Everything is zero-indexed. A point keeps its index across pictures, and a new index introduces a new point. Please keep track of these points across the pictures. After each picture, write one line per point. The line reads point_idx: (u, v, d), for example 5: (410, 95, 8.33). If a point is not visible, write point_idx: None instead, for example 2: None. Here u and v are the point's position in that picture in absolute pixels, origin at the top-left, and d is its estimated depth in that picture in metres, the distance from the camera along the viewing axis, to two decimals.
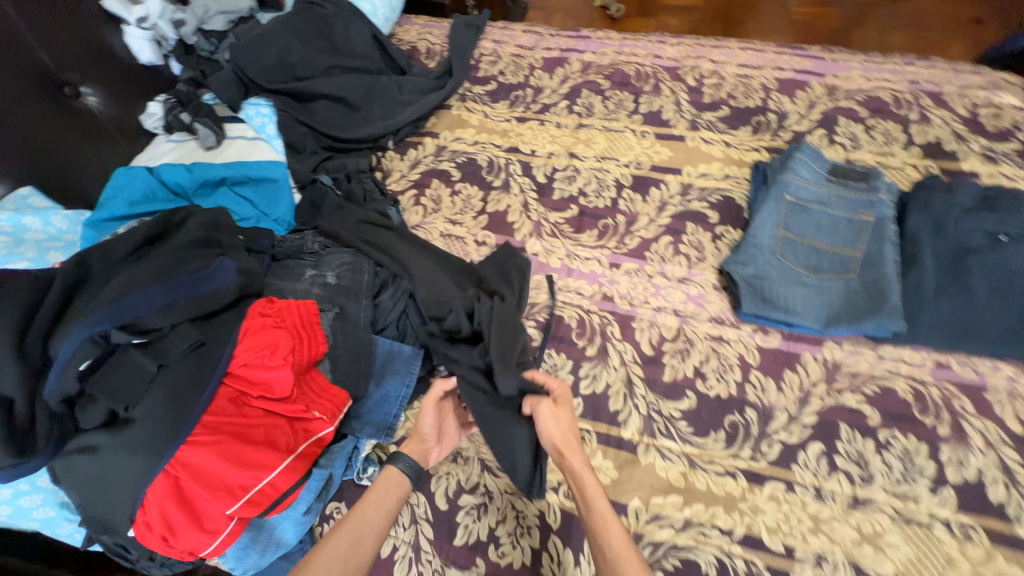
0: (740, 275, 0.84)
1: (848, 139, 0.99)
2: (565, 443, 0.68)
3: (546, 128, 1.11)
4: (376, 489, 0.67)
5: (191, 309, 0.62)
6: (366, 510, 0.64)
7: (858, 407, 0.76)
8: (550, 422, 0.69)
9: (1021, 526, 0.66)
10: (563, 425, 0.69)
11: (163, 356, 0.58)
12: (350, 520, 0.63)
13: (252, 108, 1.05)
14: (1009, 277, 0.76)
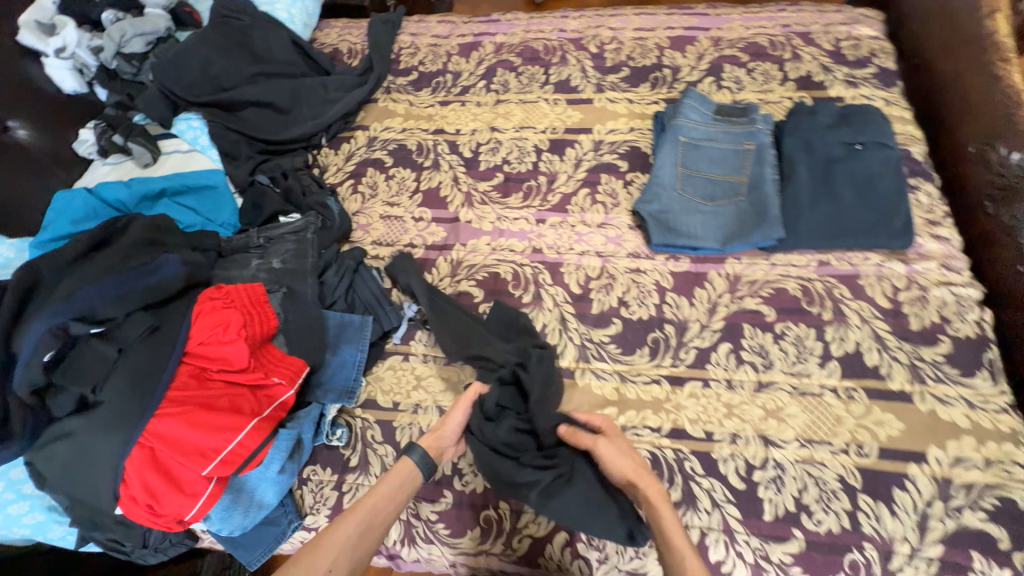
0: (648, 213, 0.95)
1: (733, 83, 1.11)
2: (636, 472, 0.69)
3: (467, 107, 1.19)
4: (386, 482, 0.72)
5: (141, 298, 0.69)
6: (376, 503, 0.69)
7: (758, 308, 0.87)
8: (615, 455, 0.71)
9: (891, 381, 0.79)
10: (626, 456, 0.71)
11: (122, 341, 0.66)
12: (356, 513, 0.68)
13: (182, 123, 1.10)
14: (866, 179, 0.89)
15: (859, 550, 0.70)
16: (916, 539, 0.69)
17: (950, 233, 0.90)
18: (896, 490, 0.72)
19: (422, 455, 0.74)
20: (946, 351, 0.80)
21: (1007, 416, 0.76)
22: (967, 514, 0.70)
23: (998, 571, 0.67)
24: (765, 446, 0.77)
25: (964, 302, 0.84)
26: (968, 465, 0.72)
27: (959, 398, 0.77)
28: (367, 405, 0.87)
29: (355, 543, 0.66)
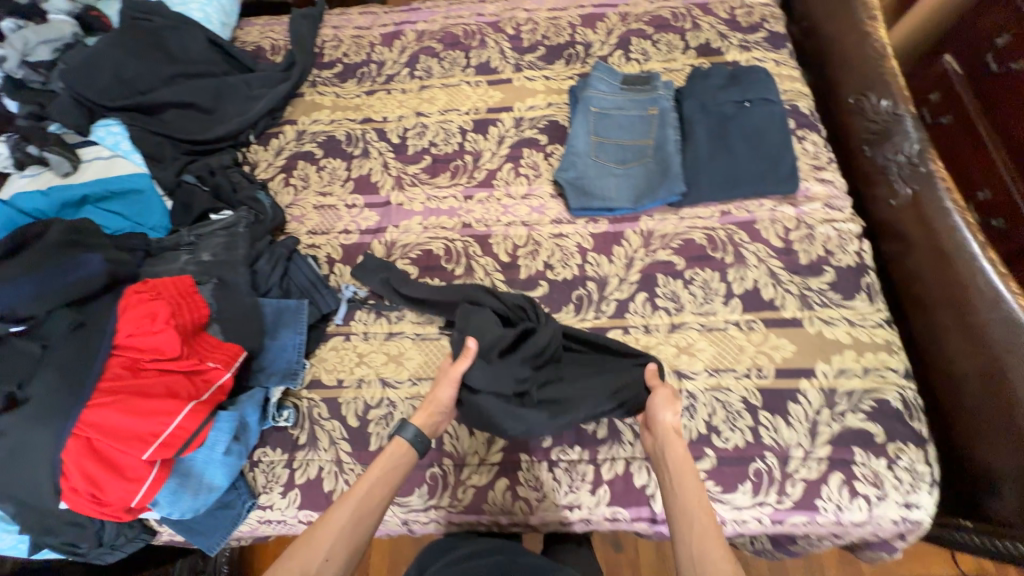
0: (565, 180, 1.01)
1: (640, 54, 1.18)
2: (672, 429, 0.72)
3: (393, 95, 1.22)
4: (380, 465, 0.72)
5: (60, 296, 0.71)
6: (370, 487, 0.69)
7: (669, 259, 0.95)
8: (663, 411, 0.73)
9: (784, 310, 0.88)
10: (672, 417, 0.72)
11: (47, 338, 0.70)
12: (350, 500, 0.67)
13: (102, 129, 1.08)
14: (755, 134, 0.98)
15: (761, 459, 0.78)
16: (809, 444, 0.78)
17: (833, 176, 1.00)
18: (791, 403, 0.81)
19: (415, 432, 0.75)
20: (830, 279, 0.90)
21: (883, 330, 0.86)
22: (850, 416, 0.79)
23: (875, 460, 0.77)
24: (678, 379, 0.85)
25: (845, 235, 0.94)
26: (849, 374, 0.82)
27: (842, 319, 0.87)
28: (312, 385, 0.90)
29: (351, 529, 0.65)
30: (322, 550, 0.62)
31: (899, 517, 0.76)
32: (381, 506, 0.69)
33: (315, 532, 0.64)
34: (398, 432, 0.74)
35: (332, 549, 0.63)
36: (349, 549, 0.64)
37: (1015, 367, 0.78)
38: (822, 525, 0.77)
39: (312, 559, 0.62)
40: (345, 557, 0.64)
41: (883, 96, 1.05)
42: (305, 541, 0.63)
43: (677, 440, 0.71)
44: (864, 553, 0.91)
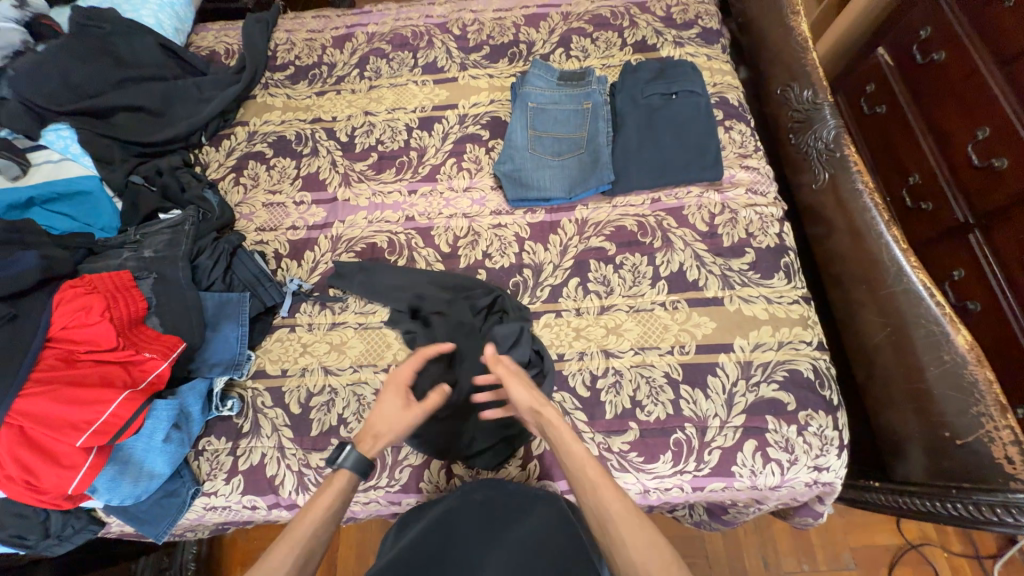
0: (502, 173, 1.06)
1: (580, 52, 1.23)
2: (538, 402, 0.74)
3: (342, 95, 1.25)
4: (325, 501, 0.65)
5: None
6: (315, 526, 0.62)
7: (602, 245, 0.99)
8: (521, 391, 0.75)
9: (707, 290, 0.93)
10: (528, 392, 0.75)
11: None
12: (293, 541, 0.60)
13: (52, 134, 1.10)
14: (679, 125, 1.04)
15: (681, 430, 0.83)
16: (725, 414, 0.83)
17: (758, 163, 1.05)
18: (710, 377, 0.86)
19: (358, 459, 0.69)
20: (751, 260, 0.95)
21: (799, 306, 0.91)
22: (763, 387, 0.84)
23: (786, 428, 0.82)
24: (606, 358, 0.89)
25: (767, 219, 0.99)
26: (765, 348, 0.87)
27: (760, 296, 0.92)
28: (256, 375, 0.93)
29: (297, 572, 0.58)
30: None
31: (812, 481, 0.82)
32: (325, 543, 0.63)
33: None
34: (341, 463, 0.68)
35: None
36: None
37: (913, 328, 0.82)
38: (740, 490, 0.83)
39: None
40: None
41: (806, 87, 1.08)
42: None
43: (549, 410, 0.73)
44: (794, 519, 0.95)
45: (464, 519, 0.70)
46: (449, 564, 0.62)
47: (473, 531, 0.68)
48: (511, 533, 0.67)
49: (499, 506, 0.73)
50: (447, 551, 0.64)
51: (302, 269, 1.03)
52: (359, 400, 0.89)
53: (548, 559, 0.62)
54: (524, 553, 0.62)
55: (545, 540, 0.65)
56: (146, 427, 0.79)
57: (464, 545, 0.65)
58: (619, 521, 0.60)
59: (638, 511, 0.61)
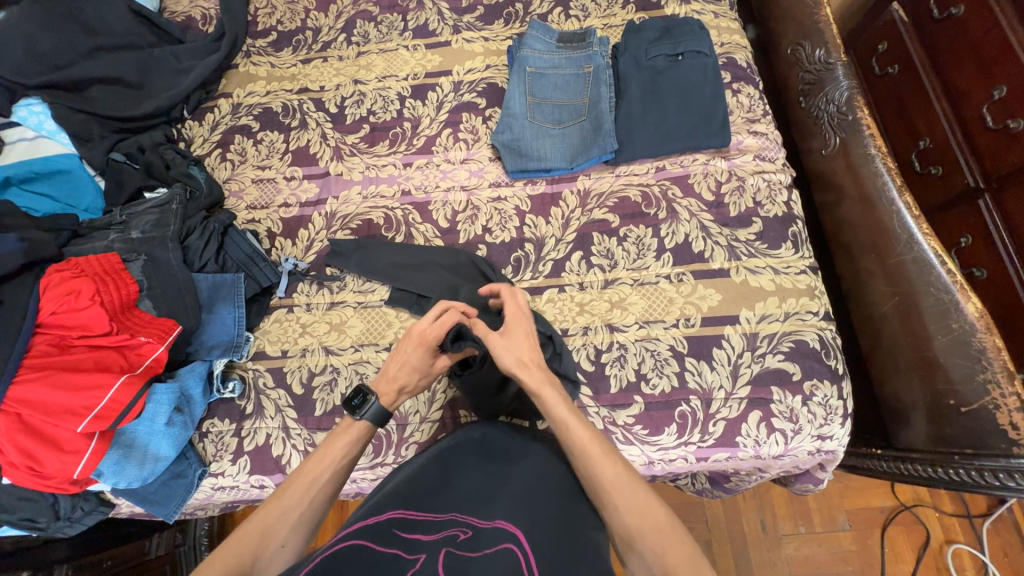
0: (500, 143, 1.02)
1: (580, 11, 1.15)
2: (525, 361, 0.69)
3: (329, 63, 1.18)
4: (338, 451, 0.66)
5: None
6: (326, 475, 0.64)
7: (605, 217, 0.96)
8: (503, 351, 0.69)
9: (713, 262, 0.91)
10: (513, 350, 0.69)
11: None
12: (306, 483, 0.63)
13: (23, 109, 1.04)
14: (684, 89, 0.99)
15: (686, 402, 0.83)
16: (730, 385, 0.83)
17: (766, 128, 1.00)
18: (715, 349, 0.85)
19: (376, 413, 0.69)
20: (758, 230, 0.93)
21: (806, 276, 0.89)
22: (769, 357, 0.84)
23: (791, 398, 0.82)
24: (610, 332, 0.88)
25: (775, 186, 0.96)
26: (771, 319, 0.86)
27: (766, 267, 0.90)
28: (257, 356, 0.92)
29: (307, 513, 0.62)
30: (282, 534, 0.60)
31: (814, 449, 0.83)
32: (337, 487, 0.66)
33: (270, 507, 0.61)
34: (360, 412, 0.69)
35: (290, 531, 0.61)
36: (307, 530, 0.62)
37: (922, 297, 0.81)
38: (743, 459, 0.83)
39: (269, 542, 0.59)
40: (301, 539, 0.61)
41: (818, 45, 1.02)
42: (264, 515, 0.61)
43: (541, 374, 0.68)
44: (794, 485, 0.97)
45: (465, 451, 0.68)
46: (455, 492, 0.62)
47: (475, 462, 0.67)
48: (515, 469, 0.66)
49: (499, 443, 0.70)
50: (449, 480, 0.63)
51: (297, 247, 1.00)
52: (362, 379, 0.88)
53: (552, 499, 0.63)
54: (528, 492, 0.63)
55: (547, 479, 0.65)
56: (148, 410, 0.77)
57: (466, 476, 0.65)
58: (615, 492, 0.59)
59: (634, 480, 0.60)
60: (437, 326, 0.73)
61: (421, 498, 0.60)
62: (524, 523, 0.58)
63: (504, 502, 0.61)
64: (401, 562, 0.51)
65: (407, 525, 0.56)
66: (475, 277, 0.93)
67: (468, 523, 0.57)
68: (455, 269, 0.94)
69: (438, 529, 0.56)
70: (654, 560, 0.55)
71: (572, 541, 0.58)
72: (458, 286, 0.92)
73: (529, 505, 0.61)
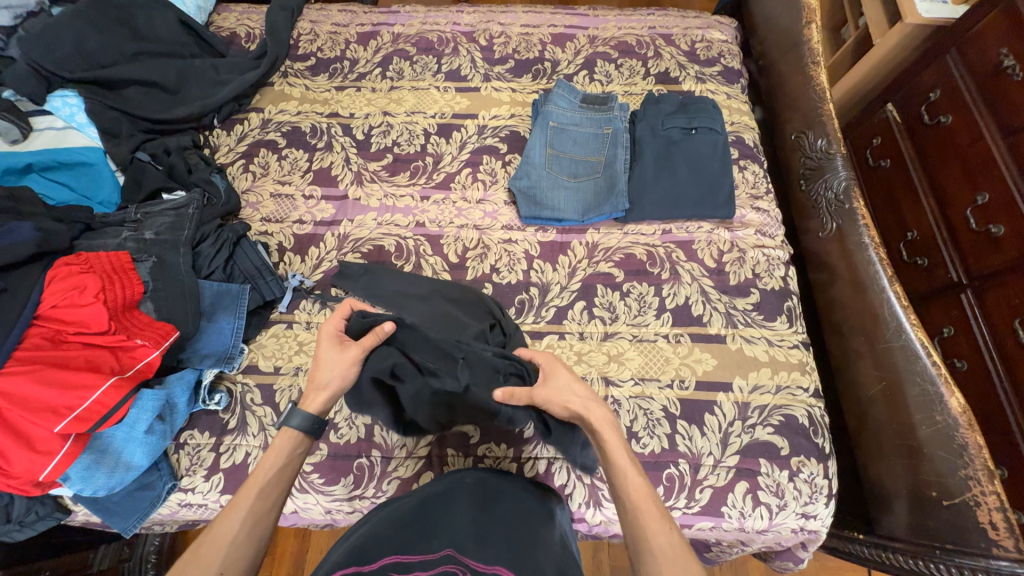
0: (517, 189, 1.06)
1: (604, 76, 1.23)
2: (584, 402, 0.69)
3: (362, 93, 1.23)
4: (268, 463, 0.63)
5: None
6: (261, 489, 0.61)
7: (610, 271, 0.99)
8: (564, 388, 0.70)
9: (710, 327, 0.94)
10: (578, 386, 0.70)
11: None
12: (239, 504, 0.59)
13: (57, 100, 1.07)
14: (695, 160, 1.05)
15: (675, 465, 0.83)
16: (719, 453, 0.84)
17: (769, 205, 1.06)
18: (707, 414, 0.86)
19: (304, 418, 0.68)
20: (755, 301, 0.96)
21: (798, 351, 0.92)
22: (758, 429, 0.85)
23: (778, 472, 0.83)
24: (606, 385, 0.89)
25: (774, 261, 1.00)
26: (763, 390, 0.88)
27: (762, 338, 0.93)
28: (247, 370, 0.90)
29: (247, 534, 0.57)
30: (218, 561, 0.54)
31: (798, 527, 0.82)
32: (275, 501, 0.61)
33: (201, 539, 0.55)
34: (285, 424, 0.67)
35: (230, 558, 0.55)
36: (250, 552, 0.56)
37: (908, 386, 0.83)
38: (727, 530, 0.83)
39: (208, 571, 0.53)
40: (245, 563, 0.56)
41: (820, 136, 1.10)
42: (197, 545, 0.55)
43: (598, 414, 0.67)
44: (774, 561, 0.96)
45: (458, 497, 0.68)
46: (448, 529, 0.60)
47: (468, 508, 0.65)
48: (509, 514, 0.64)
49: (493, 484, 0.71)
50: (443, 520, 0.62)
51: (305, 265, 1.01)
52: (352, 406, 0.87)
53: (550, 539, 0.60)
54: (525, 534, 0.60)
55: (535, 521, 0.63)
56: (129, 417, 0.76)
57: (461, 517, 0.62)
58: (663, 557, 0.53)
59: (684, 547, 0.54)
60: (334, 318, 0.76)
61: (414, 543, 0.56)
62: (524, 566, 0.53)
63: (500, 542, 0.57)
64: None
65: (401, 566, 0.52)
66: (479, 314, 0.93)
67: (465, 562, 0.53)
68: (461, 305, 0.94)
69: (431, 566, 0.52)
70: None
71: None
72: (462, 319, 0.91)
73: (527, 546, 0.57)
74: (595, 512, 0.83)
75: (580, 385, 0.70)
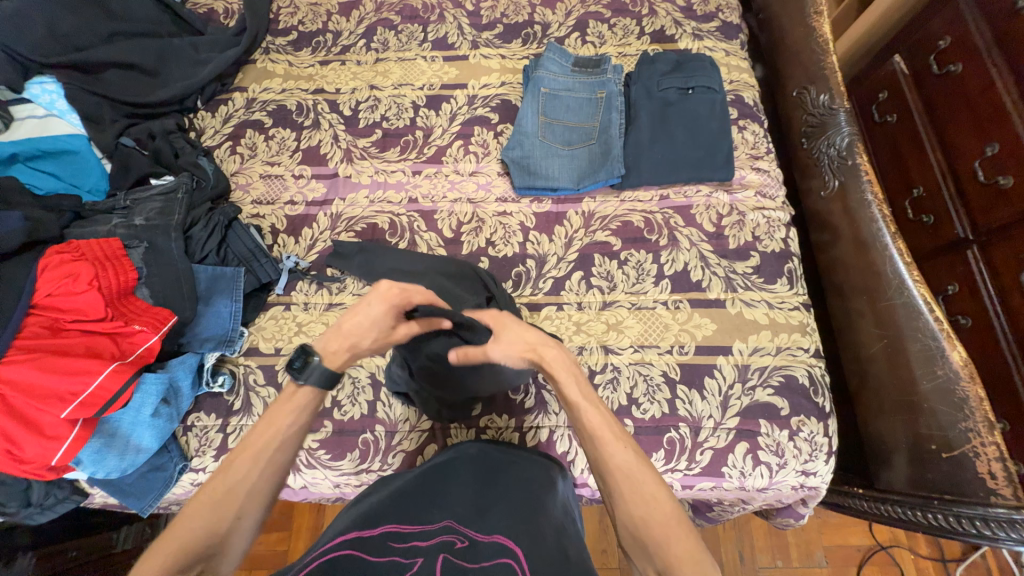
0: (510, 159, 1.03)
1: (596, 37, 1.18)
2: (535, 343, 0.68)
3: (347, 67, 1.19)
4: (287, 418, 0.61)
5: None
6: (277, 443, 0.59)
7: (607, 240, 0.98)
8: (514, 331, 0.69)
9: (710, 292, 0.93)
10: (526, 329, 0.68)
11: None
12: (254, 455, 0.57)
13: (36, 87, 1.04)
14: (693, 120, 1.02)
15: (675, 429, 0.84)
16: (719, 415, 0.84)
17: (769, 165, 1.03)
18: (707, 378, 0.86)
19: (320, 377, 0.63)
20: (755, 264, 0.95)
21: (799, 312, 0.91)
22: (759, 391, 0.85)
23: (778, 432, 0.83)
24: (605, 354, 0.89)
25: (774, 223, 0.98)
26: (763, 352, 0.88)
27: (761, 301, 0.92)
28: (249, 352, 0.91)
29: (261, 484, 0.57)
30: (233, 507, 0.54)
31: (798, 484, 0.84)
32: (292, 454, 0.60)
33: (217, 482, 0.55)
34: (303, 378, 0.63)
35: (246, 504, 0.55)
36: (264, 498, 0.57)
37: (910, 341, 0.83)
38: (727, 489, 0.84)
39: (224, 516, 0.54)
40: (260, 509, 0.56)
41: (823, 90, 1.06)
42: (212, 491, 0.55)
43: (557, 348, 0.68)
44: (775, 518, 0.98)
45: (459, 467, 0.68)
46: (448, 499, 0.61)
47: (471, 480, 0.66)
48: (511, 486, 0.64)
49: (494, 455, 0.72)
50: (443, 491, 0.63)
51: (299, 246, 1.00)
52: (354, 383, 0.88)
53: (550, 507, 0.61)
54: (526, 503, 0.61)
55: (538, 491, 0.64)
56: (134, 401, 0.77)
57: (462, 489, 0.63)
58: (621, 476, 0.57)
59: (643, 464, 0.58)
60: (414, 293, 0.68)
61: (414, 511, 0.58)
62: (522, 537, 0.54)
63: (501, 514, 0.57)
64: (396, 566, 0.48)
65: (400, 535, 0.53)
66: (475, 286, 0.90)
67: (465, 532, 0.54)
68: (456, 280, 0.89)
69: (431, 536, 0.53)
70: (660, 554, 0.51)
71: (566, 542, 0.56)
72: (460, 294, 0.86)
73: (530, 518, 0.58)
74: None
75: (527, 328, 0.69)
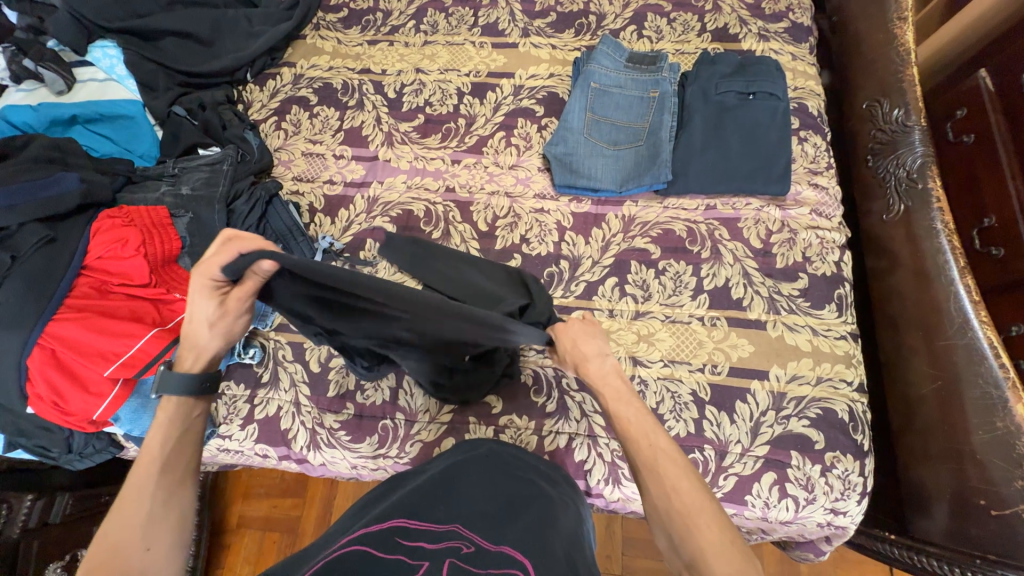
0: (552, 155, 1.00)
1: (654, 32, 1.12)
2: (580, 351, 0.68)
3: (394, 48, 1.18)
4: (163, 434, 0.60)
5: (37, 210, 0.78)
6: (164, 460, 0.57)
7: (645, 247, 0.94)
8: (565, 337, 0.70)
9: (750, 311, 0.88)
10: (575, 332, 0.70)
11: (16, 249, 0.76)
12: (145, 479, 0.55)
13: (98, 50, 1.07)
14: (751, 127, 0.96)
15: (700, 451, 0.81)
16: (748, 441, 0.81)
17: (828, 182, 0.96)
18: (739, 402, 0.83)
19: (187, 382, 0.62)
20: (803, 286, 0.89)
21: (845, 342, 0.86)
22: (793, 421, 0.81)
23: (809, 466, 0.79)
24: (633, 365, 0.86)
25: (827, 244, 0.92)
26: (802, 381, 0.83)
27: (806, 326, 0.87)
28: (280, 327, 0.93)
29: (162, 504, 0.55)
30: (141, 537, 0.52)
31: (825, 522, 0.80)
32: (186, 467, 0.59)
33: (110, 525, 0.52)
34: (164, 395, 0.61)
35: (150, 532, 0.53)
36: (168, 519, 0.55)
37: (967, 387, 0.77)
38: (748, 518, 0.81)
39: (130, 553, 0.51)
40: (173, 528, 0.55)
41: (897, 105, 0.98)
42: (106, 535, 0.52)
43: (590, 347, 0.68)
44: (793, 551, 0.94)
45: (470, 466, 0.68)
46: (457, 499, 0.61)
47: (479, 479, 0.66)
48: (519, 489, 0.64)
49: (505, 457, 0.71)
50: (453, 490, 0.62)
51: (335, 226, 1.01)
52: None
53: (560, 518, 0.60)
54: (537, 511, 0.60)
55: (549, 501, 0.63)
56: None
57: (472, 490, 0.63)
58: (648, 470, 0.55)
59: (674, 457, 0.55)
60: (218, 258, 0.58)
61: (422, 508, 0.58)
62: (531, 546, 0.53)
63: (509, 521, 0.57)
64: (403, 566, 0.48)
65: (408, 532, 0.53)
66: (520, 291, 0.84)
67: (471, 538, 0.53)
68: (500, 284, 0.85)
69: (438, 538, 0.52)
70: (685, 542, 0.50)
71: (576, 554, 0.54)
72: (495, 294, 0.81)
73: (539, 527, 0.57)
74: (613, 490, 0.83)
75: (585, 332, 0.70)
